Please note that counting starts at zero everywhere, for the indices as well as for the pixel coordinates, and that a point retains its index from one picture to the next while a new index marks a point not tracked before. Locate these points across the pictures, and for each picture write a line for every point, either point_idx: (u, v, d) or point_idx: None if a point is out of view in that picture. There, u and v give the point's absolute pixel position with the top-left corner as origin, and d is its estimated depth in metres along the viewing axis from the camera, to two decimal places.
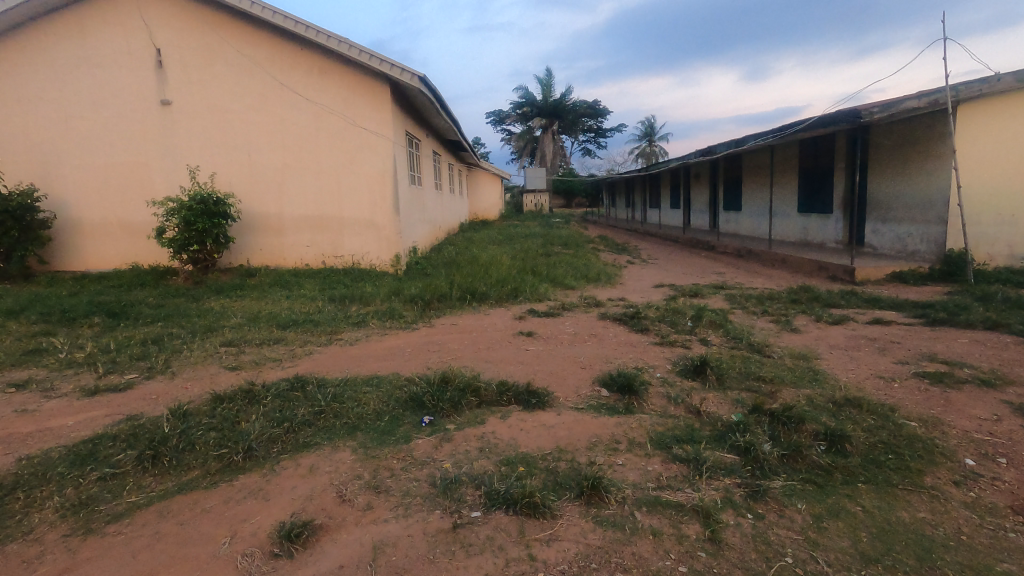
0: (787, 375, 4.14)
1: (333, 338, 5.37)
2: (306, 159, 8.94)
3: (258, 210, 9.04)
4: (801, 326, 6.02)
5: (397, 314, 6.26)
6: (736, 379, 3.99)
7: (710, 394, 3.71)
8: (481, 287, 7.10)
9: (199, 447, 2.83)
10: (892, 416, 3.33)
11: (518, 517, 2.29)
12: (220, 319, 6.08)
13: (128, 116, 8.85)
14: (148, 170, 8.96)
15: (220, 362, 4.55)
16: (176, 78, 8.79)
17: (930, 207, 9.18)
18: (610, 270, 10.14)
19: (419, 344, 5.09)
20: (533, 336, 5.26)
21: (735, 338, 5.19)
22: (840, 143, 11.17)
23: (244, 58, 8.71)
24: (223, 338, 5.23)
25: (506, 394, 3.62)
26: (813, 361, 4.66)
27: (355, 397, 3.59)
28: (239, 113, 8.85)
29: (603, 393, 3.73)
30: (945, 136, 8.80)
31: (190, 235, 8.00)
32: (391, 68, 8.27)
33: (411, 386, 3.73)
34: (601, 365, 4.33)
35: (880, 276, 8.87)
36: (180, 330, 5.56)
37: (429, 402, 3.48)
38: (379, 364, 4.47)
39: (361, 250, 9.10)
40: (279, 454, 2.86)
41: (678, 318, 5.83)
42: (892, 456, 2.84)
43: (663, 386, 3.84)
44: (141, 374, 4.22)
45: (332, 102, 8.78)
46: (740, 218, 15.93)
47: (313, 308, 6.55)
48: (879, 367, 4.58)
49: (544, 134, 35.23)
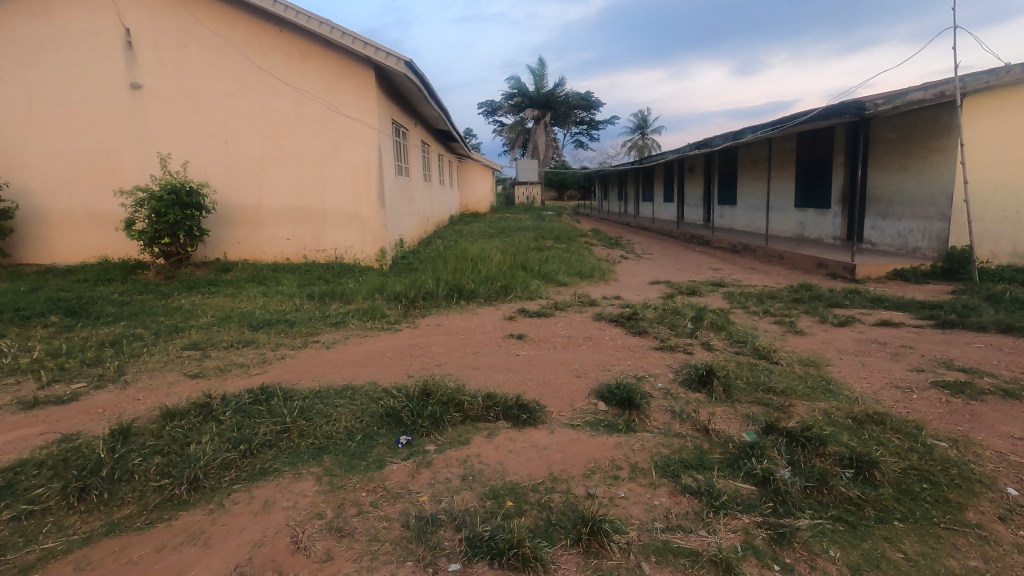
0: (799, 386, 3.82)
1: (308, 341, 4.99)
2: (286, 147, 8.49)
3: (236, 200, 8.59)
4: (806, 328, 5.73)
5: (379, 313, 5.90)
6: (745, 390, 3.67)
7: (717, 408, 3.39)
8: (469, 283, 6.72)
9: (138, 476, 2.48)
10: (919, 436, 3.02)
11: (505, 572, 1.95)
12: (189, 318, 5.67)
13: (96, 101, 8.33)
14: (118, 158, 8.47)
15: (181, 369, 4.16)
16: (147, 60, 8.28)
17: (933, 203, 8.92)
18: (603, 266, 9.82)
19: (402, 348, 4.74)
20: (524, 339, 4.91)
21: (739, 343, 4.88)
22: (839, 137, 10.89)
23: (220, 40, 8.22)
24: (188, 342, 4.84)
25: (493, 409, 3.28)
26: (825, 369, 4.34)
27: (325, 412, 3.23)
28: (216, 99, 8.38)
29: (600, 407, 3.40)
30: (951, 129, 8.51)
31: (161, 227, 7.56)
32: (375, 52, 7.83)
33: (389, 399, 3.37)
34: (597, 373, 3.98)
35: (880, 274, 8.63)
36: (142, 331, 5.17)
37: (408, 418, 3.13)
38: (356, 371, 4.11)
39: (345, 244, 8.69)
40: (231, 485, 2.50)
41: (678, 320, 5.49)
42: (928, 487, 2.52)
43: (666, 399, 3.50)
44: (89, 382, 3.82)
45: (314, 88, 8.33)
46: (735, 212, 15.69)
47: (290, 307, 6.16)
48: (895, 375, 4.28)
49: (537, 126, 34.75)
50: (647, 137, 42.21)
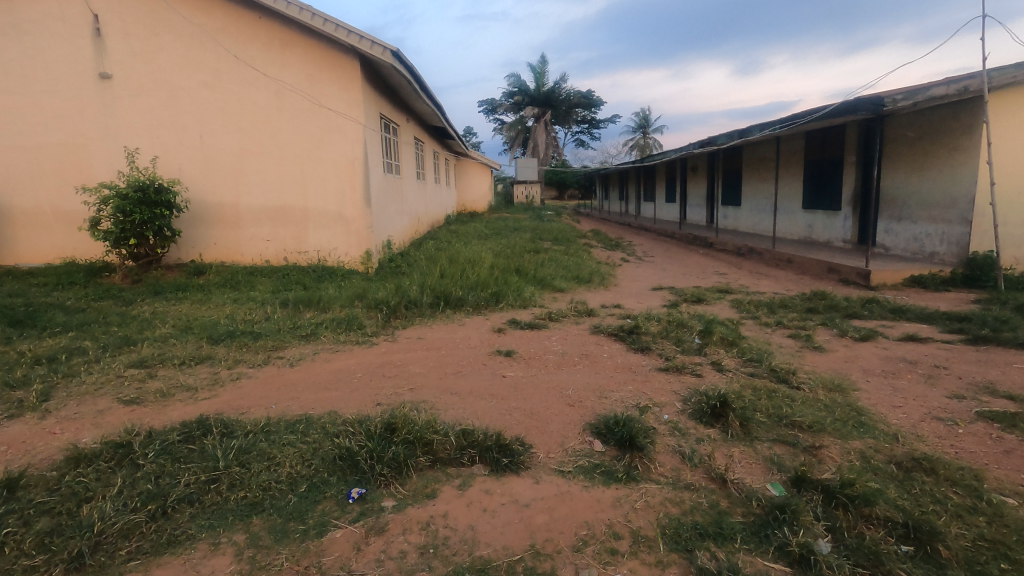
0: (826, 418, 3.29)
1: (272, 357, 4.47)
2: (266, 142, 7.97)
3: (212, 199, 8.06)
4: (825, 343, 5.21)
5: (355, 324, 5.37)
6: (765, 424, 3.15)
7: (733, 450, 2.87)
8: (457, 290, 6.20)
9: (8, 551, 2.00)
10: (983, 490, 2.50)
11: None
12: (145, 328, 5.14)
13: (62, 92, 7.81)
14: (86, 152, 7.94)
15: (116, 393, 3.62)
16: (117, 48, 7.74)
17: (953, 206, 8.41)
18: (603, 270, 9.29)
19: (375, 366, 4.21)
20: (513, 357, 4.38)
21: (754, 363, 4.34)
22: (852, 135, 10.36)
23: (194, 27, 7.70)
24: (136, 358, 4.32)
25: (468, 451, 2.76)
26: (853, 397, 3.80)
27: (268, 455, 2.70)
28: (190, 90, 7.84)
29: (596, 446, 2.89)
30: (974, 127, 8.00)
31: (126, 226, 7.02)
32: (359, 41, 7.28)
33: (347, 436, 2.84)
34: (593, 402, 3.44)
35: (897, 281, 8.11)
36: (89, 344, 4.64)
37: (364, 464, 2.61)
38: (319, 396, 3.60)
39: (328, 245, 8.16)
40: (125, 561, 2.02)
41: (684, 334, 4.95)
42: (1008, 568, 2.00)
43: (674, 436, 2.99)
44: (4, 412, 3.29)
45: (296, 79, 7.81)
46: (739, 213, 15.14)
47: (259, 316, 5.64)
48: (933, 404, 3.74)
49: (537, 124, 34.21)
50: (648, 136, 41.72)
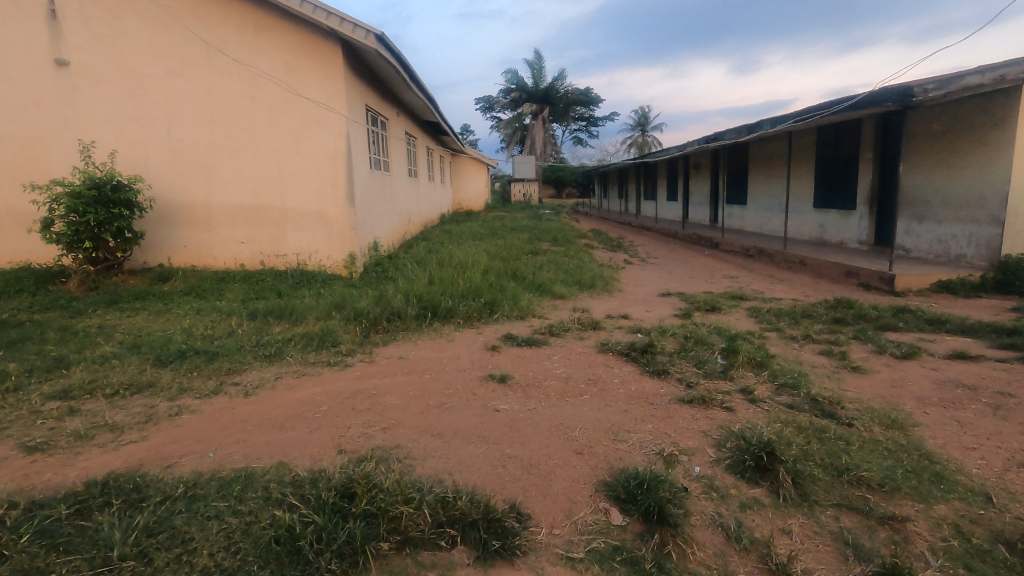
0: (895, 471, 2.65)
1: (224, 383, 3.79)
2: (240, 135, 7.29)
3: (181, 198, 7.38)
4: (863, 363, 4.56)
5: (329, 340, 4.69)
6: (823, 480, 2.51)
7: (790, 522, 2.24)
8: (447, 300, 5.53)
9: None
10: None
11: None
12: (86, 347, 4.46)
13: (15, 79, 7.11)
14: (42, 147, 7.25)
15: (20, 438, 2.94)
16: (75, 32, 7.05)
17: (982, 205, 7.81)
18: (606, 274, 8.64)
19: (344, 396, 3.54)
20: (508, 384, 3.72)
21: (791, 392, 3.68)
22: (870, 129, 9.70)
23: (160, 9, 7.01)
24: (61, 386, 3.64)
25: (448, 530, 2.11)
26: (917, 436, 3.14)
27: (181, 536, 2.05)
28: (157, 79, 7.16)
29: (614, 516, 2.25)
30: (1009, 120, 7.37)
31: (80, 228, 6.34)
32: (340, 23, 6.59)
33: (289, 507, 2.17)
34: (605, 447, 2.79)
35: (924, 286, 7.48)
36: (13, 367, 3.97)
37: (308, 552, 1.95)
38: (269, 439, 2.93)
39: (309, 247, 7.49)
40: None
41: (705, 354, 4.31)
42: None
43: (711, 501, 2.34)
44: None
45: (272, 67, 7.13)
46: (746, 212, 14.52)
47: (221, 330, 4.97)
48: (1012, 444, 3.10)
49: (535, 121, 33.53)
50: (648, 135, 41.10)
